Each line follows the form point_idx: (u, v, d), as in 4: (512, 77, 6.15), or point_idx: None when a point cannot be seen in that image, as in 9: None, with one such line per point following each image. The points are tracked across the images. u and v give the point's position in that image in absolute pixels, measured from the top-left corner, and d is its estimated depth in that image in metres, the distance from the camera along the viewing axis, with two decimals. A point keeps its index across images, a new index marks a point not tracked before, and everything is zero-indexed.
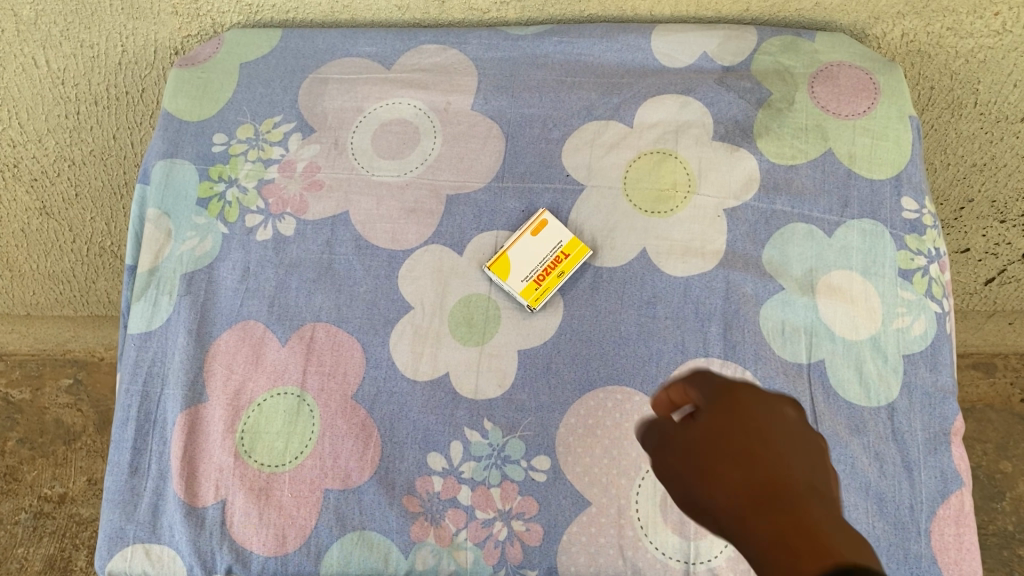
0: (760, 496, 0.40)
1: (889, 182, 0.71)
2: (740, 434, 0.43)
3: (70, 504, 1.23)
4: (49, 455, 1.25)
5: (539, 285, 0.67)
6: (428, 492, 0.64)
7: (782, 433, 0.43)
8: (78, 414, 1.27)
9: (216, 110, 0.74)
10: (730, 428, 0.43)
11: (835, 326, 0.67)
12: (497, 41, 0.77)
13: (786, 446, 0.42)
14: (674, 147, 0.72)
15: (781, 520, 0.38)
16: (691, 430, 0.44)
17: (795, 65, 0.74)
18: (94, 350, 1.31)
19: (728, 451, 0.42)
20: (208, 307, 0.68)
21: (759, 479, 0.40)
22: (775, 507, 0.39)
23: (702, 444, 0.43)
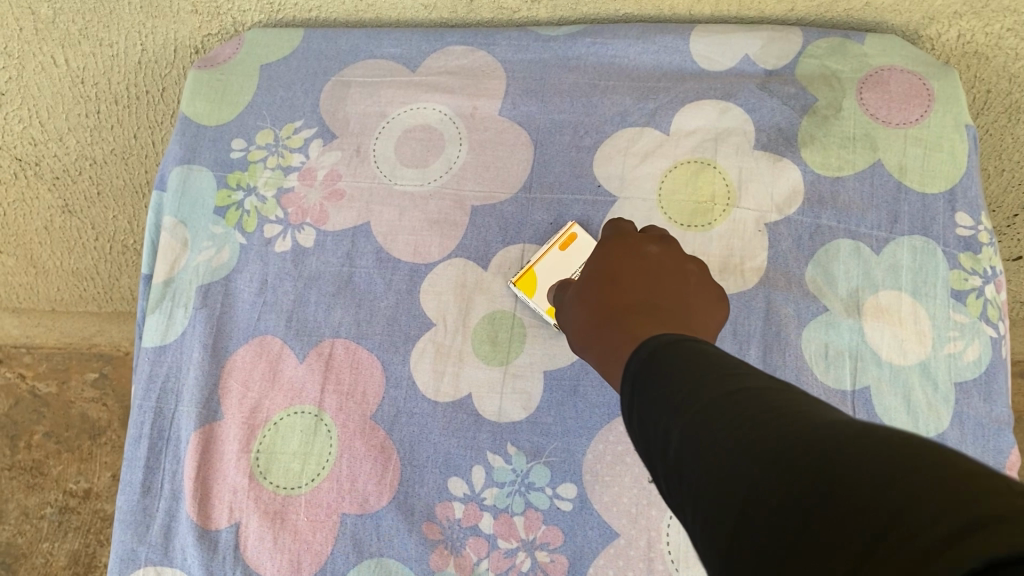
0: (614, 317, 0.50)
1: (942, 197, 0.66)
2: (607, 277, 0.53)
3: (95, 500, 1.07)
4: (75, 450, 1.09)
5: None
6: (448, 518, 0.61)
7: (648, 265, 0.53)
8: (103, 409, 1.10)
9: (235, 114, 0.72)
10: (600, 273, 0.54)
11: (882, 350, 0.63)
12: (527, 41, 0.73)
13: (641, 273, 0.52)
14: (712, 156, 0.68)
15: (622, 332, 0.48)
16: (579, 289, 0.55)
17: (842, 70, 0.70)
18: (120, 345, 1.12)
19: (597, 294, 0.53)
20: (224, 321, 0.66)
21: (614, 305, 0.51)
22: (617, 323, 0.49)
23: (580, 295, 0.54)
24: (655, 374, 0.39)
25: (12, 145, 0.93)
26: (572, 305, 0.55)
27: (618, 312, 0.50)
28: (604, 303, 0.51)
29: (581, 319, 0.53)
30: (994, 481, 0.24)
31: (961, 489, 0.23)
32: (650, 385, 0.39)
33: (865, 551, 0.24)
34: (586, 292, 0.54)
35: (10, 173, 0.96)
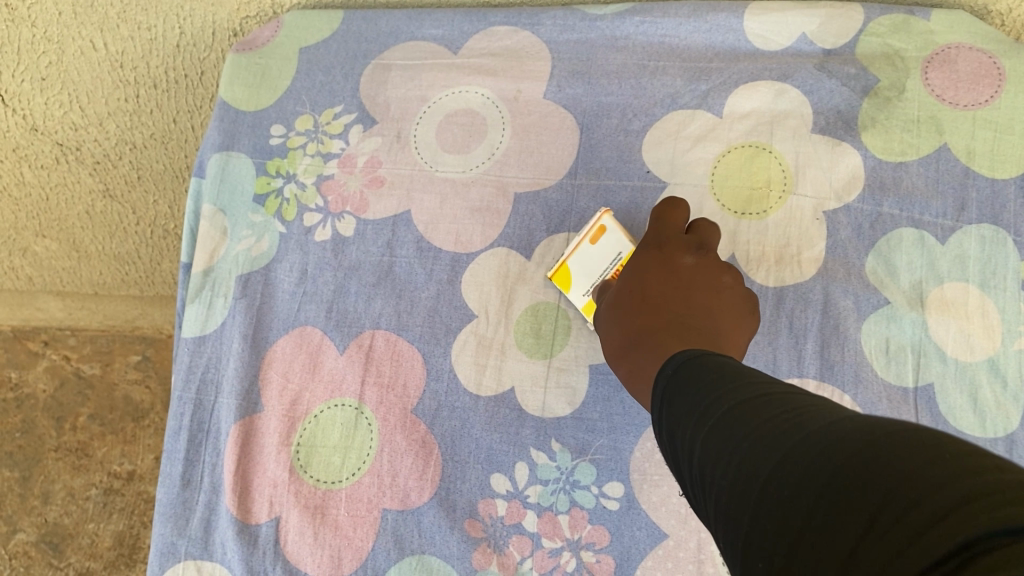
0: (653, 340, 0.53)
1: (1013, 183, 0.62)
2: (645, 293, 0.55)
3: (140, 482, 1.02)
4: (119, 432, 1.03)
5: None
6: (491, 515, 0.59)
7: (683, 282, 0.55)
8: (147, 391, 1.03)
9: (274, 98, 0.70)
10: (637, 288, 0.56)
11: (947, 346, 0.60)
12: (573, 21, 0.70)
13: (677, 294, 0.54)
14: (768, 141, 0.65)
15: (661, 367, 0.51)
16: (613, 296, 0.57)
17: (906, 48, 0.66)
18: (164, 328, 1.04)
19: (634, 312, 0.55)
20: (263, 312, 0.65)
21: (653, 329, 0.53)
22: (656, 349, 0.52)
23: (619, 309, 0.56)
24: (684, 388, 0.42)
25: (51, 129, 0.91)
26: (609, 312, 0.57)
27: (656, 335, 0.53)
28: (643, 323, 0.54)
29: (618, 335, 0.55)
30: (977, 458, 0.26)
31: (952, 469, 0.25)
32: (681, 398, 0.41)
33: (865, 531, 0.26)
34: (625, 306, 0.56)
35: (49, 158, 0.93)
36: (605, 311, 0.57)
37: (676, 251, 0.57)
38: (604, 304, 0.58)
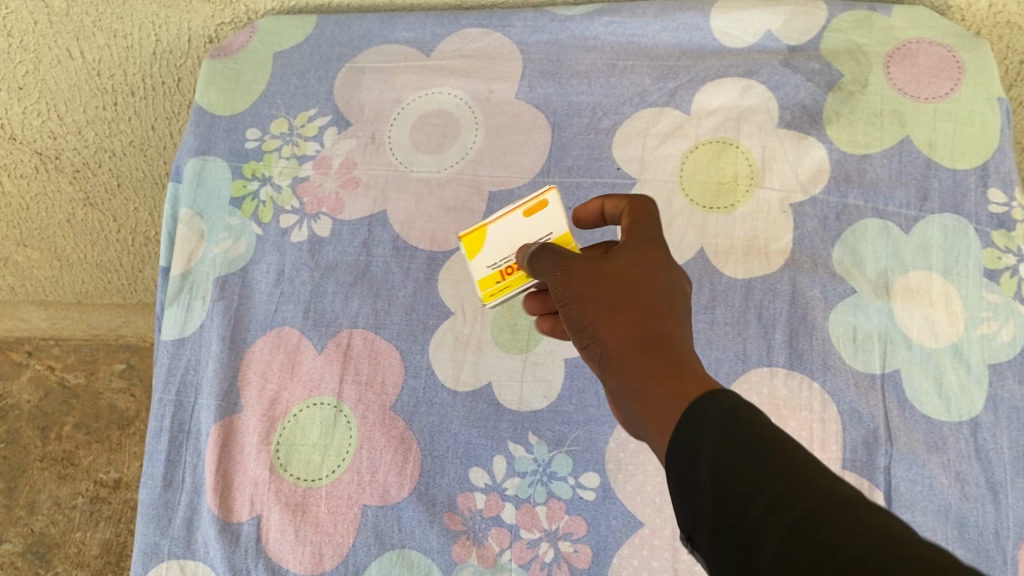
0: (633, 334, 0.44)
1: (973, 173, 0.64)
2: (615, 271, 0.47)
3: (126, 489, 1.01)
4: (104, 440, 1.02)
5: (501, 277, 0.56)
6: (470, 509, 0.60)
7: (659, 270, 0.47)
8: (131, 399, 1.03)
9: (249, 103, 0.71)
10: (602, 264, 0.48)
11: (913, 332, 0.61)
12: (543, 22, 0.72)
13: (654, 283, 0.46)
14: (734, 137, 0.67)
15: (644, 375, 0.42)
16: (567, 264, 0.48)
17: (868, 44, 0.68)
18: (147, 335, 1.06)
19: (601, 290, 0.46)
20: (242, 313, 0.65)
21: (629, 325, 0.44)
22: (642, 352, 0.43)
23: (580, 283, 0.47)
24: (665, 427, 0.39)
25: (30, 138, 0.92)
26: (568, 289, 0.48)
27: (637, 330, 0.44)
28: (613, 308, 0.45)
29: (577, 314, 0.47)
30: None
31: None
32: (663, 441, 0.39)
33: None
34: (588, 283, 0.47)
35: (29, 167, 0.94)
36: (558, 277, 0.48)
37: (651, 232, 0.49)
38: (556, 272, 0.49)
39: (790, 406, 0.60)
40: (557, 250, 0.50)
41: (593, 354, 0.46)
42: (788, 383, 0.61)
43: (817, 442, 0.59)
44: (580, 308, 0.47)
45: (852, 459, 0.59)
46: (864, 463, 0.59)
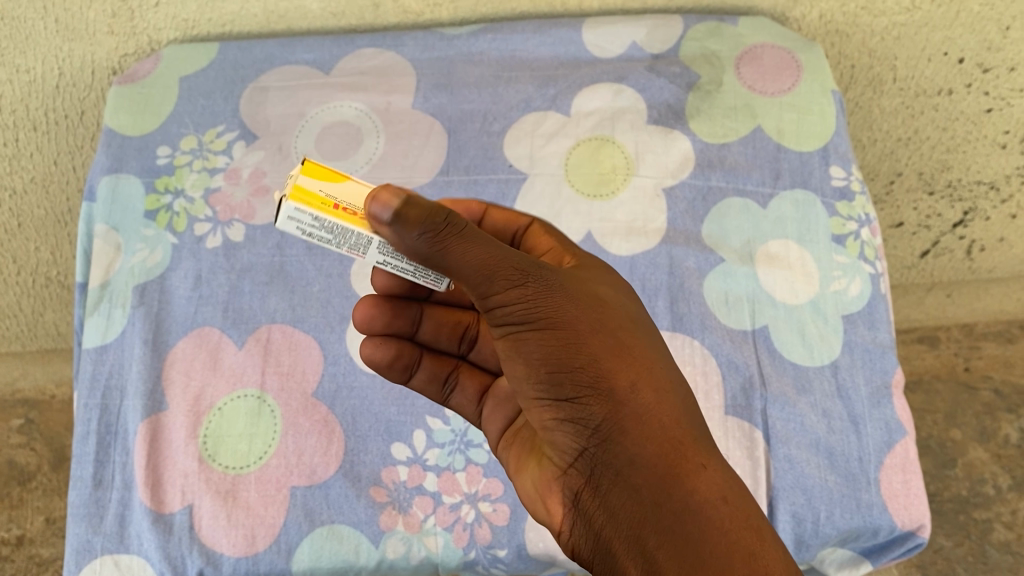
0: (655, 414, 0.45)
1: (817, 154, 0.74)
2: (612, 324, 0.47)
3: (29, 545, 1.02)
4: (3, 498, 1.04)
5: (328, 203, 0.44)
6: (394, 481, 0.64)
7: (641, 331, 0.49)
8: (32, 453, 1.06)
9: (158, 124, 0.75)
10: (594, 306, 0.47)
11: (776, 292, 0.70)
12: (433, 41, 0.78)
13: (645, 347, 0.48)
14: (610, 133, 0.74)
15: (685, 468, 0.44)
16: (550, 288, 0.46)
17: (720, 49, 0.77)
18: (44, 388, 1.10)
19: (603, 341, 0.46)
20: (162, 317, 0.69)
21: (646, 397, 0.45)
22: (674, 441, 0.44)
23: (571, 324, 0.46)
24: None
25: None
26: (558, 325, 0.46)
27: (656, 408, 0.45)
28: (619, 367, 0.46)
29: (568, 363, 0.45)
30: None
31: None
32: None
33: None
34: (581, 324, 0.46)
35: None
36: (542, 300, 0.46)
37: (614, 280, 0.52)
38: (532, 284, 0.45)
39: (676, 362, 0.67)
40: (525, 266, 0.45)
41: (581, 419, 0.45)
42: (672, 343, 0.68)
43: (701, 393, 0.66)
44: (575, 355, 0.45)
45: (733, 405, 0.66)
46: (743, 407, 0.66)
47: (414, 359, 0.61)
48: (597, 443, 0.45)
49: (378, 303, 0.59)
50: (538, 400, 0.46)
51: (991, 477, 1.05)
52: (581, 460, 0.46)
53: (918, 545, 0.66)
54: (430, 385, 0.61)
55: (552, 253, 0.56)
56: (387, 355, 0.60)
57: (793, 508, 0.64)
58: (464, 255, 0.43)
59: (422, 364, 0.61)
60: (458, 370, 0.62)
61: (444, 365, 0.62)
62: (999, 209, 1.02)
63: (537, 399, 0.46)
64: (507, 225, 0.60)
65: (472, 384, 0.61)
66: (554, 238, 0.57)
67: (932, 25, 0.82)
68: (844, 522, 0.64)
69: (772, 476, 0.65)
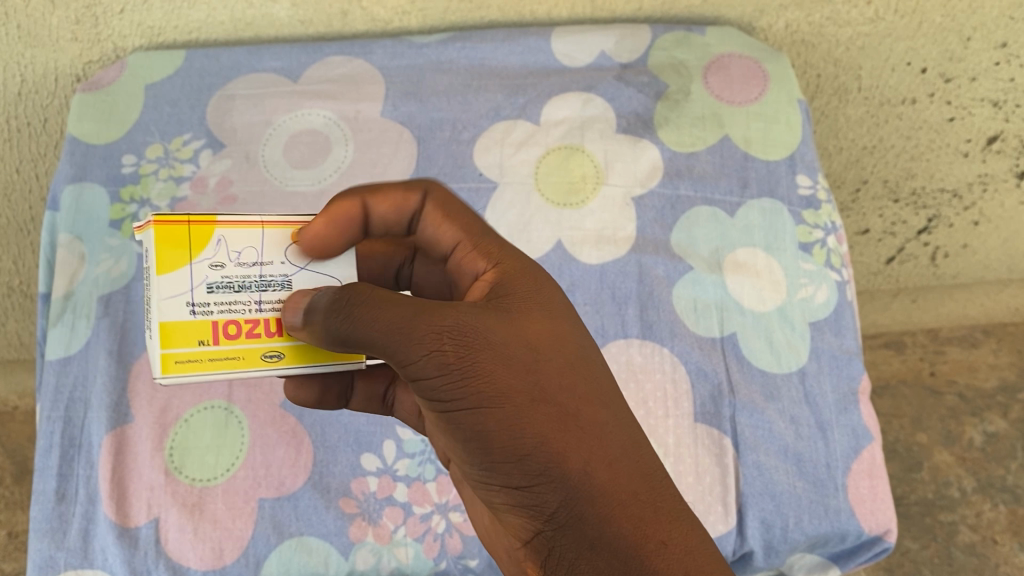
0: (611, 492, 0.42)
1: (783, 162, 0.75)
2: (554, 384, 0.43)
3: None
4: None
5: (206, 341, 0.44)
6: (364, 492, 0.64)
7: (586, 379, 0.44)
8: None
9: (123, 132, 0.74)
10: (531, 366, 0.42)
11: (744, 300, 0.70)
12: (402, 49, 0.78)
13: (593, 407, 0.43)
14: (580, 142, 0.74)
15: (645, 548, 0.41)
16: (480, 357, 0.41)
17: (688, 59, 0.78)
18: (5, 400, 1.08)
19: (545, 413, 0.42)
20: (128, 328, 0.68)
21: (601, 473, 0.42)
22: (635, 515, 0.42)
23: (508, 401, 0.41)
24: None
25: None
26: (494, 407, 0.41)
27: (612, 484, 0.42)
28: (570, 445, 0.42)
29: (512, 450, 0.41)
30: None
31: None
32: None
33: None
34: (519, 398, 0.41)
35: None
36: (478, 376, 0.41)
37: (549, 302, 0.46)
38: (454, 360, 0.41)
39: (646, 370, 0.67)
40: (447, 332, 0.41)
41: (533, 505, 0.42)
42: (642, 351, 0.68)
43: (671, 400, 0.67)
44: (518, 439, 0.41)
45: (702, 412, 0.67)
46: (712, 414, 0.67)
47: (344, 386, 0.55)
48: (553, 528, 0.42)
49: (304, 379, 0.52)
50: (484, 484, 0.43)
51: (956, 480, 1.07)
52: (536, 541, 0.43)
53: (885, 549, 0.67)
54: (369, 404, 0.56)
55: (467, 245, 0.50)
56: (313, 394, 0.53)
57: (762, 514, 0.65)
58: (373, 320, 0.40)
59: (355, 388, 0.56)
60: (395, 380, 0.57)
61: (380, 380, 0.56)
62: (962, 216, 1.03)
63: (483, 482, 0.43)
64: (395, 214, 0.51)
65: (412, 397, 0.56)
66: (457, 225, 0.50)
67: (896, 35, 0.84)
68: (812, 528, 0.65)
69: (741, 483, 0.65)
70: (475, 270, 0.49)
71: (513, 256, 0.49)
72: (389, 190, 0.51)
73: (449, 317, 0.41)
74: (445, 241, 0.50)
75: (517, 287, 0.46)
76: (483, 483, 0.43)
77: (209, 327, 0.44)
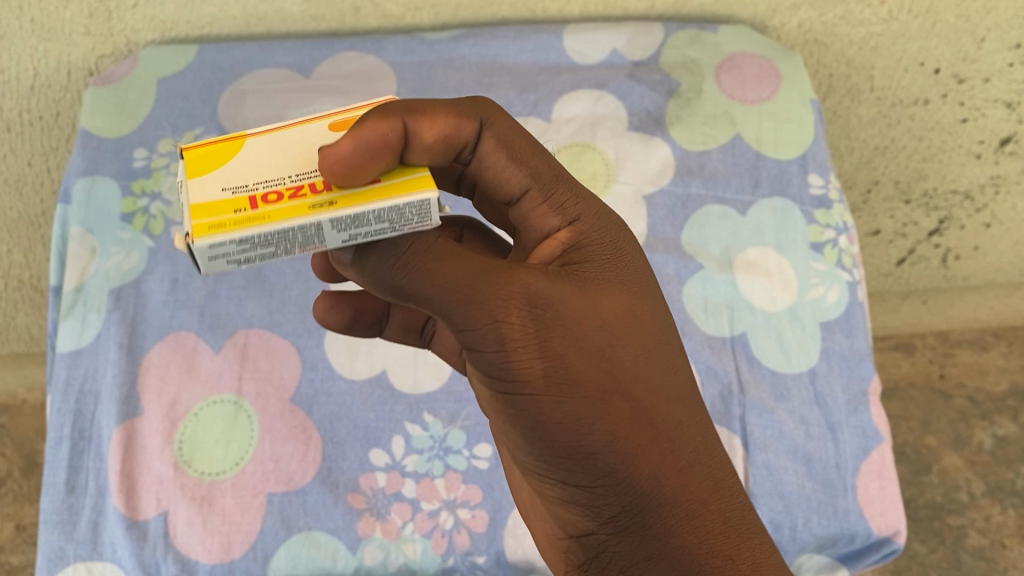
0: (679, 500, 0.41)
1: (795, 162, 0.75)
2: (631, 377, 0.41)
3: None
4: None
5: None
6: (372, 488, 0.64)
7: (663, 369, 0.42)
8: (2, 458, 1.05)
9: (135, 126, 0.75)
10: (608, 355, 0.40)
11: (755, 300, 0.70)
12: (414, 46, 0.78)
13: (670, 404, 0.42)
14: (591, 140, 0.74)
15: (713, 563, 0.40)
16: (548, 343, 0.39)
17: (700, 58, 0.78)
18: (15, 393, 1.08)
19: (619, 410, 0.40)
20: (138, 321, 0.68)
21: (672, 478, 0.40)
22: (703, 527, 0.41)
23: (578, 393, 0.39)
24: None
25: None
26: (562, 397, 0.39)
27: (681, 492, 0.41)
28: (643, 446, 0.40)
29: (577, 446, 0.39)
30: None
31: None
32: None
33: None
34: (592, 390, 0.39)
35: None
36: (542, 363, 0.39)
37: (628, 276, 0.45)
38: (521, 341, 0.38)
39: None
40: (514, 309, 0.38)
41: (593, 503, 0.41)
42: None
43: None
44: (587, 436, 0.39)
45: (711, 412, 0.67)
46: (722, 414, 0.67)
47: (378, 315, 0.56)
48: (611, 529, 0.41)
49: (334, 304, 0.54)
50: (539, 473, 0.41)
51: (965, 483, 1.06)
52: (587, 536, 0.43)
53: (894, 551, 0.66)
54: (406, 336, 0.57)
55: (536, 196, 0.46)
56: (341, 318, 0.55)
57: (772, 514, 0.64)
58: (433, 274, 0.38)
59: (392, 319, 0.56)
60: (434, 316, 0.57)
61: (417, 313, 0.56)
62: (974, 218, 1.03)
63: (538, 472, 0.41)
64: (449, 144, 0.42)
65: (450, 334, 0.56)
66: (526, 168, 0.45)
67: (909, 36, 0.83)
68: (820, 528, 0.65)
69: (751, 483, 0.65)
70: (542, 227, 0.46)
71: (586, 210, 0.46)
72: (435, 115, 0.42)
73: (520, 291, 0.39)
74: (512, 185, 0.46)
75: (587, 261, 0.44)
76: (538, 473, 0.42)
77: None
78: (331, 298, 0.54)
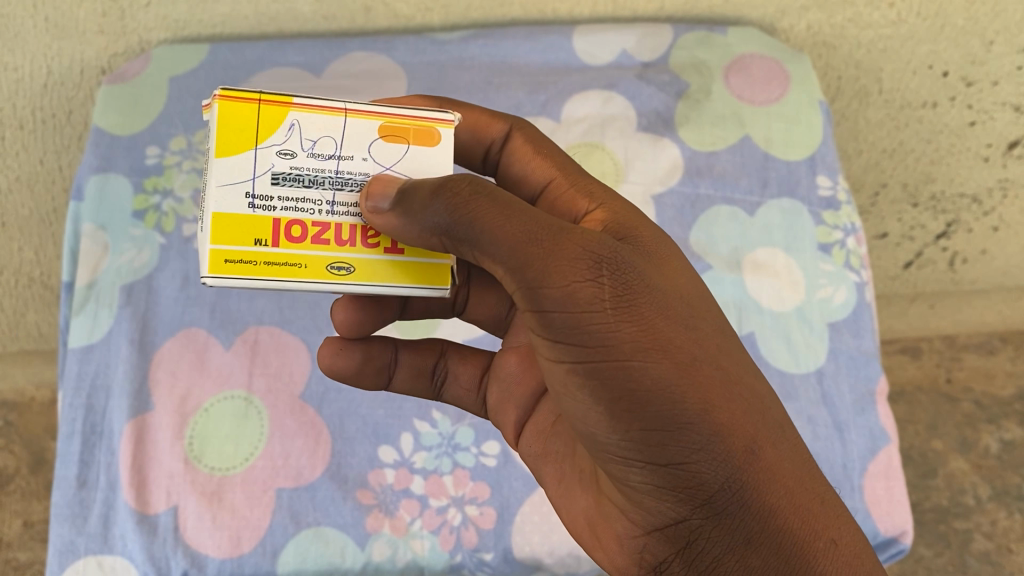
0: (773, 475, 0.40)
1: (803, 163, 0.75)
2: (710, 348, 0.40)
3: (5, 550, 1.02)
4: None
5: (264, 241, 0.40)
6: (381, 484, 0.64)
7: (732, 345, 0.42)
8: (11, 455, 1.05)
9: (147, 124, 0.75)
10: (688, 323, 0.40)
11: (763, 300, 0.70)
12: (424, 46, 0.79)
13: (750, 377, 0.42)
14: (600, 140, 0.75)
15: (815, 548, 0.40)
16: (635, 307, 0.38)
17: (710, 59, 0.78)
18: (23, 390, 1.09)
19: (707, 376, 0.39)
20: (149, 317, 0.68)
21: (767, 453, 0.40)
22: (803, 507, 0.40)
23: (667, 358, 0.38)
24: None
25: None
26: (652, 361, 0.38)
27: (774, 467, 0.40)
28: (735, 417, 0.39)
29: (669, 416, 0.38)
30: None
31: None
32: None
33: None
34: (679, 354, 0.39)
35: None
36: (630, 326, 0.38)
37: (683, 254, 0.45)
38: (608, 299, 0.37)
39: None
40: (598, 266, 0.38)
41: (687, 485, 0.39)
42: None
43: None
44: (681, 404, 0.38)
45: None
46: None
47: (387, 360, 0.55)
48: (704, 514, 0.39)
49: (341, 345, 0.54)
50: (621, 456, 0.39)
51: (970, 487, 1.06)
52: (672, 528, 0.40)
53: (899, 551, 0.66)
54: (416, 381, 0.56)
55: (560, 181, 0.49)
56: (349, 361, 0.54)
57: None
58: (504, 221, 0.37)
59: (401, 361, 0.56)
60: (445, 356, 0.57)
61: (428, 354, 0.56)
62: (982, 221, 1.03)
63: (621, 455, 0.39)
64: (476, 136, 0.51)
65: (467, 369, 0.56)
66: (551, 162, 0.50)
67: (918, 38, 0.83)
68: None
69: None
70: (571, 212, 0.48)
71: (617, 197, 0.48)
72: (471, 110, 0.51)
73: (603, 250, 0.38)
74: (538, 177, 0.50)
75: (643, 233, 0.44)
76: (621, 457, 0.39)
77: (270, 225, 0.40)
78: (337, 342, 0.54)
